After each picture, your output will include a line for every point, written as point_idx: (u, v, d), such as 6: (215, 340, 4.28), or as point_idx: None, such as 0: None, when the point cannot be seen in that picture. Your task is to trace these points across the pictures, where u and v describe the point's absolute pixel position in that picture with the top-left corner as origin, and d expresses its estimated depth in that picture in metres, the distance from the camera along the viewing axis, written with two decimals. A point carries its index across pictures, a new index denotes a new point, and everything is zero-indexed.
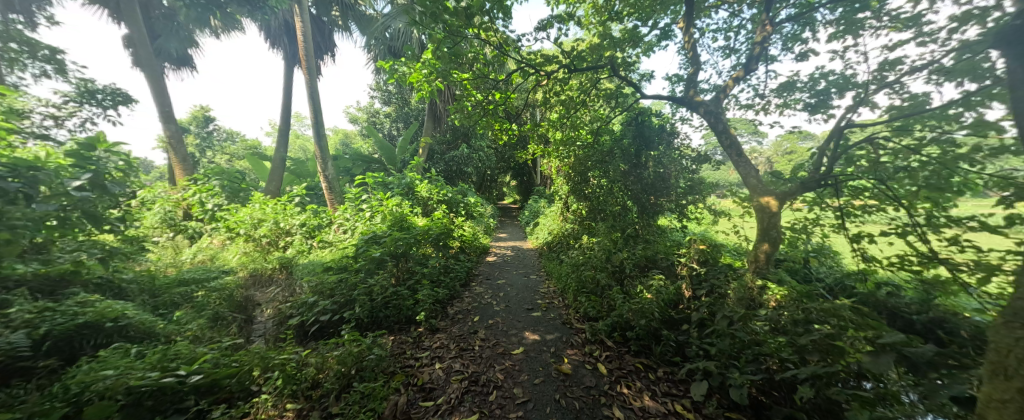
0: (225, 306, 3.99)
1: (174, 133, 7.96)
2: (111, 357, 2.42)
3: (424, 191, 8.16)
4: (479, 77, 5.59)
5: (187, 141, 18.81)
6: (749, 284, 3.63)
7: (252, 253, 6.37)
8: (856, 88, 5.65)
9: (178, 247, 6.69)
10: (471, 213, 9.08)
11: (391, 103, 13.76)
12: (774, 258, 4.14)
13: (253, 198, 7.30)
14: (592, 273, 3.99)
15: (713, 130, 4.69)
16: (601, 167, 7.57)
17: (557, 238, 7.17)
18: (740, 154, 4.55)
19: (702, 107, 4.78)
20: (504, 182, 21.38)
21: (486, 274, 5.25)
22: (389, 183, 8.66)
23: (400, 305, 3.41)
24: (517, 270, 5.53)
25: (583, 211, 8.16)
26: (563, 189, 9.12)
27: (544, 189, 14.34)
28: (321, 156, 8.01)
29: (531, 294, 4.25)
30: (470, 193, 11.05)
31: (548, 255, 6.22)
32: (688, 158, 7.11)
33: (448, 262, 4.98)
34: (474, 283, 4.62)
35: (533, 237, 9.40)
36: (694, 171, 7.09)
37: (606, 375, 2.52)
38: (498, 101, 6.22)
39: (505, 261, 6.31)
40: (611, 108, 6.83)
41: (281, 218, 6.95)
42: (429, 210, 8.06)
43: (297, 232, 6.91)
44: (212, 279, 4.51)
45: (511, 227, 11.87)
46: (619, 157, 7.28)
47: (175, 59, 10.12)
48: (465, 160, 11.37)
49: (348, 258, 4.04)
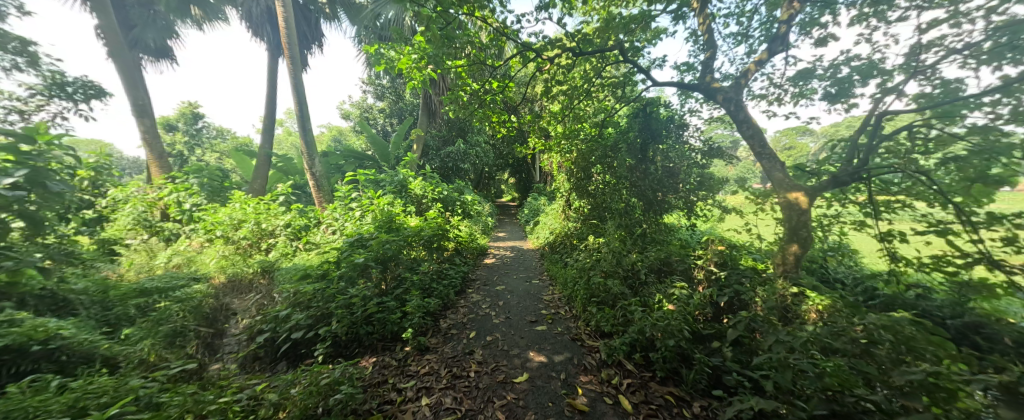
0: (189, 319, 3.54)
1: (149, 128, 7.43)
2: (21, 394, 1.96)
3: (418, 188, 7.69)
4: (474, 64, 5.14)
5: (175, 138, 18.25)
6: (780, 291, 3.21)
7: (232, 257, 5.91)
8: (881, 74, 5.24)
9: (153, 251, 6.21)
10: (467, 211, 8.71)
11: (384, 97, 13.24)
12: (804, 260, 3.72)
13: (233, 198, 6.78)
14: (603, 279, 3.56)
15: (733, 119, 4.27)
16: (606, 162, 7.13)
17: (561, 237, 6.73)
18: (764, 145, 4.12)
19: (721, 94, 4.35)
20: (502, 178, 20.91)
21: (484, 278, 4.81)
22: (381, 180, 8.18)
23: (385, 320, 2.96)
24: (519, 275, 5.08)
25: (585, 209, 7.73)
26: (565, 186, 8.68)
27: (543, 186, 13.89)
28: (307, 153, 7.50)
29: (534, 302, 3.81)
30: (467, 190, 10.59)
31: (550, 257, 5.79)
32: (699, 152, 6.66)
33: (442, 266, 4.54)
34: (470, 291, 4.18)
35: (534, 236, 8.97)
36: (705, 165, 6.65)
37: (630, 413, 2.09)
38: (496, 91, 5.77)
39: (504, 264, 5.86)
40: (617, 99, 6.38)
41: (264, 218, 6.49)
42: (424, 208, 7.60)
43: (282, 234, 6.45)
44: (178, 288, 4.04)
45: (510, 225, 11.42)
46: (625, 151, 6.83)
47: (153, 51, 9.56)
48: (462, 156, 10.91)
49: (329, 263, 3.60)
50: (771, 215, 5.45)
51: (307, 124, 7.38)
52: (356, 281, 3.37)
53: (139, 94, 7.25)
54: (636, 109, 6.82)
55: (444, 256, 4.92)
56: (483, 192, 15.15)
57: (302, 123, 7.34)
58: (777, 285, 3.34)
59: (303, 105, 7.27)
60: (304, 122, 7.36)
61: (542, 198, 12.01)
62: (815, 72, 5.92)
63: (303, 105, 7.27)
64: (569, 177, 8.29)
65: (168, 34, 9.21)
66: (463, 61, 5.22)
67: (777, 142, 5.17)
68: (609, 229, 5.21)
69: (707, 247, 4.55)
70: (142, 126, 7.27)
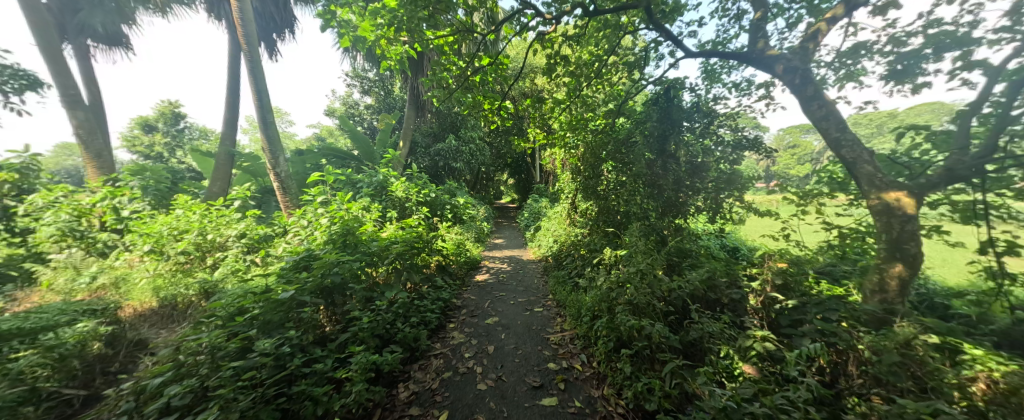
0: (46, 379, 2.48)
1: (85, 122, 6.32)
2: None
3: (401, 190, 6.64)
4: (460, 32, 4.10)
5: (153, 139, 17.21)
6: (896, 336, 2.21)
7: (169, 277, 4.85)
8: (966, 45, 4.19)
9: (80, 267, 5.15)
10: (457, 216, 7.74)
11: (371, 93, 12.23)
12: (913, 287, 2.68)
13: (176, 202, 5.67)
14: (635, 320, 2.50)
15: (794, 95, 3.25)
16: (618, 158, 6.10)
17: (566, 247, 5.68)
18: (843, 127, 3.06)
19: (780, 62, 3.31)
20: (501, 179, 19.90)
21: (472, 305, 3.76)
22: (358, 181, 7.11)
23: (307, 398, 1.91)
24: (517, 298, 4.04)
25: (594, 212, 6.71)
26: (571, 186, 7.63)
27: (545, 187, 12.85)
28: (269, 150, 6.38)
29: (537, 348, 2.78)
30: (459, 192, 9.55)
31: (555, 273, 4.73)
32: (727, 146, 5.51)
33: (417, 292, 3.49)
34: (452, 328, 3.14)
35: (535, 243, 7.89)
36: (738, 161, 5.50)
37: None
38: (486, 69, 4.70)
39: (500, 281, 4.81)
40: (633, 81, 5.33)
41: (215, 227, 5.45)
42: (407, 214, 6.58)
43: (234, 246, 5.37)
44: (56, 329, 2.98)
45: (508, 231, 10.36)
46: (643, 143, 5.69)
47: (103, 38, 8.46)
48: (454, 154, 9.85)
49: (250, 295, 2.58)
50: (818, 220, 4.39)
51: (266, 116, 6.25)
52: (281, 326, 2.34)
53: (72, 83, 6.17)
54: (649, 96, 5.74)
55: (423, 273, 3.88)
56: (479, 194, 14.09)
57: (262, 114, 6.21)
58: (889, 329, 2.31)
59: (262, 94, 6.18)
60: (263, 113, 6.22)
61: (544, 200, 10.96)
62: (871, 47, 4.92)
63: (262, 93, 6.17)
64: (575, 176, 7.26)
65: (120, 18, 8.16)
66: (446, 32, 4.27)
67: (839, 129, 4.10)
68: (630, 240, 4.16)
69: (759, 263, 3.53)
70: (74, 121, 6.18)
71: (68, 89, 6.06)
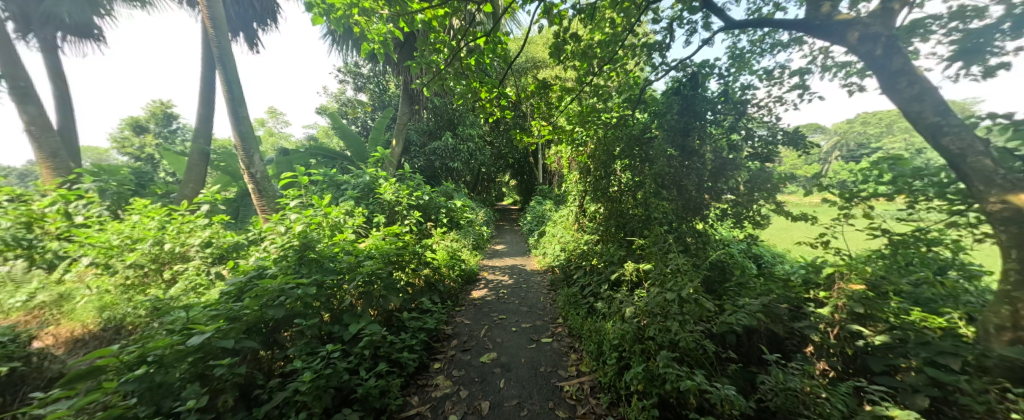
0: None
1: (38, 117, 5.67)
2: None
3: (389, 192, 5.97)
4: (451, 4, 3.45)
5: (144, 141, 16.66)
6: None
7: (118, 294, 4.16)
8: None
9: (20, 282, 4.29)
10: (454, 221, 7.09)
11: (365, 90, 11.59)
12: None
13: (134, 207, 5.01)
14: (688, 378, 1.81)
15: (874, 70, 2.57)
16: (635, 155, 5.36)
17: (576, 257, 4.97)
18: (947, 109, 2.35)
19: (856, 29, 2.62)
20: (501, 181, 19.24)
21: (465, 335, 3.07)
22: (343, 182, 6.40)
23: None
24: (520, 324, 3.33)
25: (606, 216, 6.02)
26: (579, 187, 6.93)
27: (549, 189, 12.17)
28: (242, 147, 5.62)
29: (549, 406, 2.10)
30: (457, 194, 8.90)
31: (565, 290, 4.02)
32: (758, 141, 4.77)
33: (395, 320, 2.81)
34: (436, 370, 2.45)
35: (539, 250, 7.17)
36: (773, 158, 4.77)
37: None
38: (482, 49, 3.95)
39: (500, 298, 4.12)
40: (651, 65, 4.63)
41: (176, 236, 4.77)
42: (397, 219, 5.91)
43: (196, 257, 4.67)
44: None
45: (510, 236, 9.64)
46: (665, 138, 4.95)
47: (74, 28, 7.84)
48: (451, 153, 9.17)
49: (160, 337, 1.92)
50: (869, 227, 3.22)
51: (239, 109, 5.54)
52: (186, 388, 1.64)
53: (22, 73, 5.52)
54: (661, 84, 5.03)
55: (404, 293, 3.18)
56: (479, 196, 13.38)
57: (234, 108, 5.51)
58: None
59: (233, 85, 5.48)
60: (235, 107, 5.52)
61: (548, 202, 10.25)
62: None
63: (234, 85, 5.48)
64: (584, 176, 6.58)
65: (89, 7, 7.52)
66: (435, 3, 3.60)
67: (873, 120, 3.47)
68: (655, 253, 3.44)
69: (823, 283, 2.81)
70: (25, 116, 5.54)
71: (20, 81, 5.46)
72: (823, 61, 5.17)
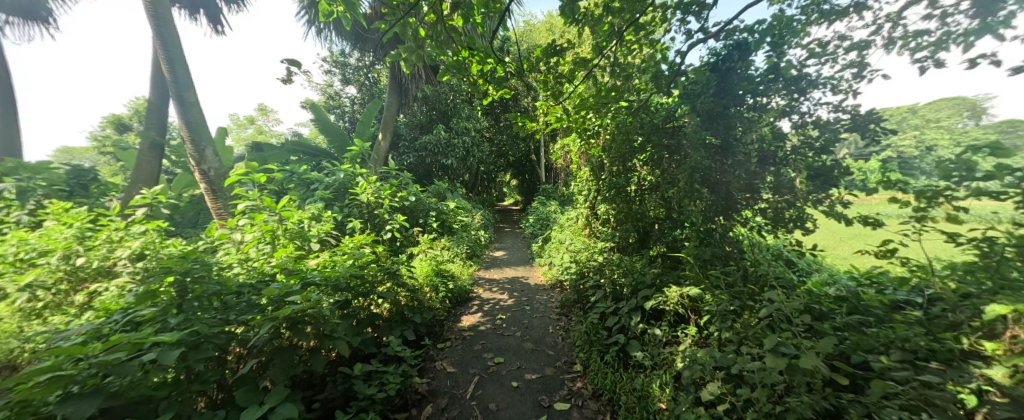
0: None
1: None
2: None
3: (367, 192, 5.08)
4: None
5: (124, 141, 15.73)
6: None
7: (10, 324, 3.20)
8: None
9: None
10: (446, 225, 6.20)
11: (353, 82, 10.64)
12: None
13: (51, 212, 4.07)
14: None
15: None
16: (661, 145, 4.36)
17: (589, 271, 4.06)
18: None
19: None
20: (503, 180, 18.32)
21: (445, 399, 2.17)
22: (316, 181, 5.47)
23: None
24: (523, 375, 2.43)
25: (623, 219, 5.13)
26: (589, 186, 6.01)
27: (552, 188, 11.31)
28: (191, 139, 4.69)
29: None
30: (452, 194, 8.01)
31: (579, 318, 3.15)
32: (808, 120, 3.48)
33: (339, 385, 1.92)
34: None
35: (544, 258, 6.28)
36: (837, 142, 3.35)
37: None
38: (471, 4, 3.01)
39: (497, 328, 3.25)
40: (684, 33, 3.64)
41: (99, 247, 3.83)
42: (377, 224, 5.02)
43: (123, 274, 3.73)
44: None
45: (511, 240, 8.75)
46: (698, 124, 3.91)
47: (14, 8, 6.90)
48: (445, 149, 8.26)
49: None
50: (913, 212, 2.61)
51: (185, 94, 4.63)
52: None
53: None
54: (666, 65, 4.02)
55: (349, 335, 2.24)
56: (478, 196, 12.51)
57: (178, 92, 4.59)
58: None
59: (176, 64, 4.57)
60: (180, 91, 4.61)
61: (552, 203, 9.34)
62: None
63: (177, 64, 4.57)
64: (596, 173, 5.67)
65: None
66: None
67: (941, 101, 2.90)
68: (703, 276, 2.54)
69: (971, 328, 1.88)
70: None
71: None
72: (889, 31, 4.23)
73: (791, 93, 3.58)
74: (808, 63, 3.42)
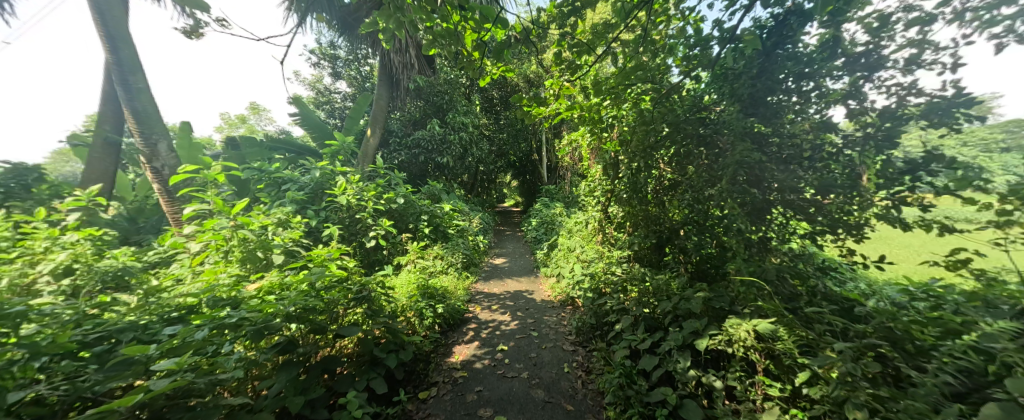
0: None
1: None
2: None
3: (347, 193, 4.42)
4: None
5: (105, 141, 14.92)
6: None
7: None
8: None
9: None
10: (440, 230, 5.53)
11: (343, 77, 9.97)
12: None
13: None
14: None
15: None
16: (694, 135, 3.53)
17: (607, 288, 3.40)
18: None
19: None
20: (504, 181, 17.59)
21: None
22: (289, 180, 4.78)
23: None
24: None
25: (641, 224, 4.47)
26: (600, 187, 5.34)
27: (556, 189, 10.66)
28: (139, 132, 4.03)
29: None
30: (448, 196, 7.34)
31: (602, 355, 2.49)
32: (859, 106, 2.69)
33: None
34: None
35: (550, 267, 5.60)
36: (899, 137, 2.57)
37: None
38: None
39: (498, 365, 2.59)
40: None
41: (15, 262, 3.15)
42: (359, 231, 4.37)
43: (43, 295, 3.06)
44: None
45: (513, 245, 8.09)
46: (738, 110, 3.17)
47: None
48: (441, 146, 7.58)
49: None
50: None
51: (130, 78, 3.96)
52: None
53: None
54: (692, 39, 3.31)
55: (269, 397, 1.61)
56: (478, 198, 11.85)
57: (122, 75, 3.92)
58: None
59: (118, 42, 3.89)
60: (125, 75, 3.94)
61: (557, 205, 8.65)
62: None
63: (119, 41, 3.90)
64: (609, 171, 5.00)
65: None
66: None
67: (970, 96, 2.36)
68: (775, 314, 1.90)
69: None
70: None
71: None
72: None
73: (839, 72, 2.83)
74: (874, 27, 2.66)
